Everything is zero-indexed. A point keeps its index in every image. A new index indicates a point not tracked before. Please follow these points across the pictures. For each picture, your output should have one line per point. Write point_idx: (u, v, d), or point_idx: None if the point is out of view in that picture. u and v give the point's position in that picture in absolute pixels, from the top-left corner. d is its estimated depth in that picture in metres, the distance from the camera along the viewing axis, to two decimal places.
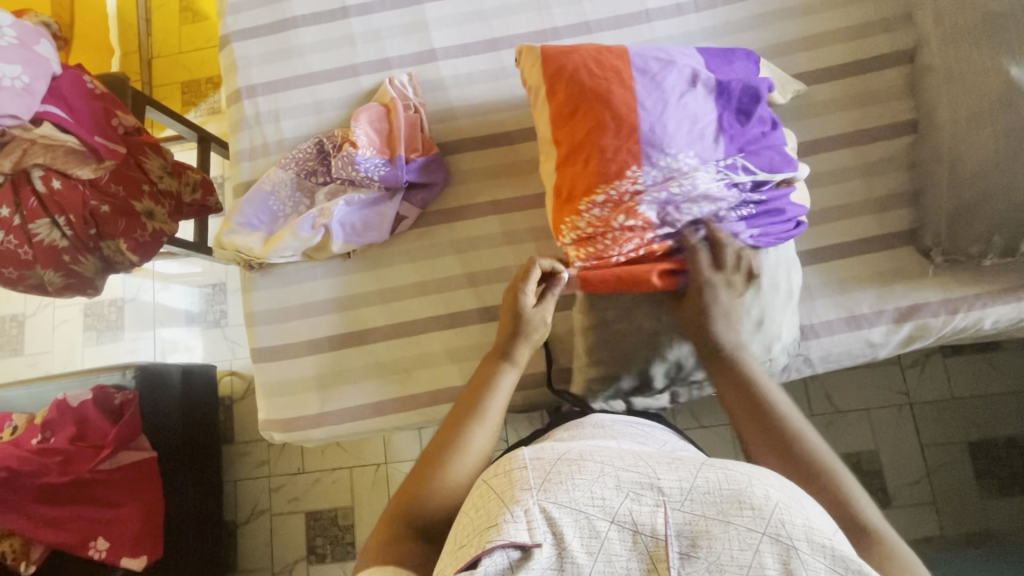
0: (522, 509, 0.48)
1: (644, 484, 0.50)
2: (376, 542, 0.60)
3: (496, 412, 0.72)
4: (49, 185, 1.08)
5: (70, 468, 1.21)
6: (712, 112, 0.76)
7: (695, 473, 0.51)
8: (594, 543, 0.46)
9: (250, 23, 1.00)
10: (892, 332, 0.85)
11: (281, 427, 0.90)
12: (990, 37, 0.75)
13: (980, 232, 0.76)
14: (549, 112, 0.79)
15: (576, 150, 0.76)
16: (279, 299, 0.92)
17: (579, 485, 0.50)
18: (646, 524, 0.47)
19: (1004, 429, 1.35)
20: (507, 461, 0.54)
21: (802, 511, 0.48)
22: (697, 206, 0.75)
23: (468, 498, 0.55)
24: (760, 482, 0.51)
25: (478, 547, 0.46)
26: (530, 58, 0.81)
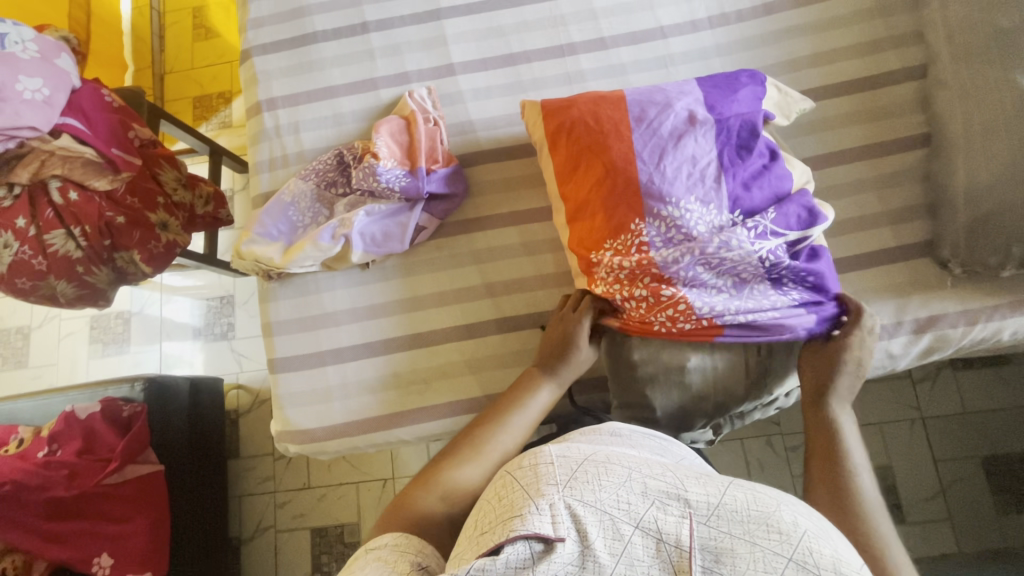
0: (546, 504, 0.49)
1: (671, 496, 0.50)
2: (396, 511, 0.63)
3: (526, 423, 0.76)
4: (66, 197, 1.09)
5: (75, 482, 1.19)
6: (713, 151, 0.76)
7: (723, 490, 0.51)
8: (616, 545, 0.47)
9: (271, 39, 1.02)
10: (911, 343, 0.85)
11: (296, 439, 0.89)
12: (1003, 53, 0.76)
13: (997, 244, 0.76)
14: (557, 170, 0.83)
15: (585, 208, 0.80)
16: (300, 308, 0.92)
17: (605, 486, 0.51)
18: (670, 534, 0.48)
19: (1019, 444, 1.34)
20: (533, 455, 0.56)
21: (831, 542, 0.49)
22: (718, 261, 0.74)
23: (491, 487, 0.56)
24: (789, 508, 0.51)
25: (502, 535, 0.47)
26: (532, 114, 0.85)
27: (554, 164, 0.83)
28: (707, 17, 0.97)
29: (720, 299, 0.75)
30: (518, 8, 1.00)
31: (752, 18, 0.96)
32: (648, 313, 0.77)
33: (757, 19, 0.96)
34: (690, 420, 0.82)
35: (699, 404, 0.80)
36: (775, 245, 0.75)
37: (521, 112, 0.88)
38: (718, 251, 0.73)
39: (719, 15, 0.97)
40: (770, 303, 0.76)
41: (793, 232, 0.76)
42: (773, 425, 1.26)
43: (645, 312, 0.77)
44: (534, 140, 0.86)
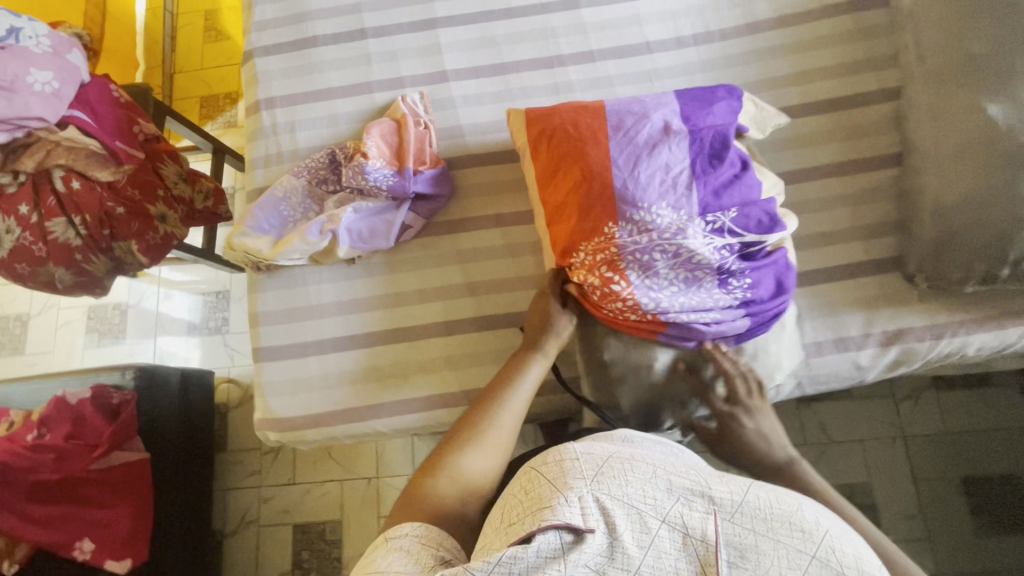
0: (575, 497, 0.51)
1: (696, 493, 0.52)
2: (409, 496, 0.65)
3: (522, 402, 0.78)
4: (68, 186, 1.12)
5: (61, 466, 1.21)
6: (685, 159, 0.79)
7: (746, 489, 0.54)
8: (644, 538, 0.50)
9: (273, 42, 1.06)
10: (878, 355, 0.88)
11: (278, 426, 0.91)
12: (970, 77, 0.79)
13: (961, 260, 0.79)
14: (537, 174, 0.86)
15: (562, 210, 0.82)
16: (284, 300, 0.95)
17: (632, 483, 0.53)
18: (696, 529, 0.50)
19: (999, 466, 1.35)
20: (556, 451, 0.57)
21: (850, 542, 0.51)
22: (682, 264, 0.77)
23: (514, 481, 0.58)
24: (810, 508, 0.53)
25: (532, 525, 0.49)
26: (517, 119, 0.88)
27: (535, 169, 0.86)
28: (693, 34, 1.00)
29: (678, 299, 0.78)
30: (511, 21, 1.03)
31: (735, 37, 0.99)
32: (600, 302, 0.81)
33: (740, 37, 0.99)
34: (658, 419, 0.85)
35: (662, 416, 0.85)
36: (732, 245, 0.79)
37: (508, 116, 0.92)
38: (682, 254, 0.76)
39: (704, 33, 1.00)
40: (727, 307, 0.79)
41: (751, 233, 0.79)
42: None
43: (598, 300, 0.81)
44: (518, 146, 0.90)
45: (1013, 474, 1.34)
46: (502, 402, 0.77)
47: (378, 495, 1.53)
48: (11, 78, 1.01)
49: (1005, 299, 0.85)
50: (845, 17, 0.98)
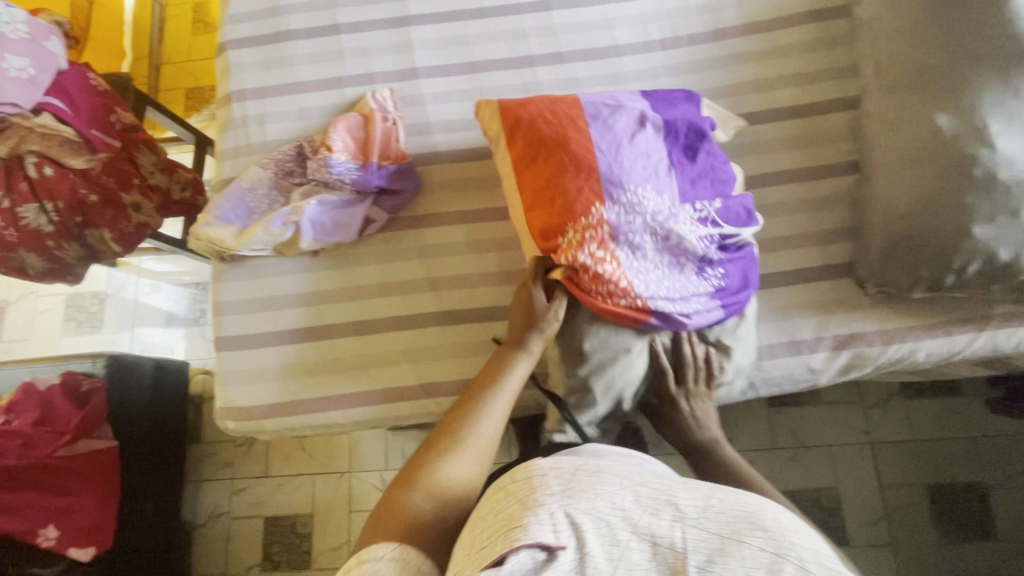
0: (546, 514, 0.50)
1: (661, 502, 0.53)
2: (386, 510, 0.62)
3: (505, 404, 0.75)
4: (41, 172, 1.12)
5: (28, 452, 1.21)
6: (663, 149, 0.83)
7: (708, 495, 0.55)
8: (614, 551, 0.48)
9: (247, 35, 1.07)
10: (831, 359, 0.89)
11: (237, 415, 0.92)
12: (922, 89, 0.81)
13: (909, 266, 0.81)
14: (513, 160, 0.84)
15: (545, 192, 0.81)
16: (247, 290, 0.95)
17: (601, 496, 0.53)
18: (664, 536, 0.49)
19: (963, 475, 1.37)
20: (525, 470, 0.58)
21: (809, 539, 0.52)
22: (667, 247, 0.79)
23: (485, 507, 0.56)
24: (768, 509, 0.54)
25: (503, 546, 0.47)
26: (488, 108, 0.89)
27: (511, 156, 0.85)
28: (661, 39, 1.02)
29: (665, 282, 0.79)
30: (482, 20, 1.04)
31: (703, 43, 1.01)
32: (590, 284, 0.78)
33: (707, 44, 1.01)
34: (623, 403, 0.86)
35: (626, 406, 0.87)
36: (711, 231, 0.82)
37: (477, 108, 0.93)
38: (667, 236, 0.79)
39: (672, 38, 1.02)
40: (707, 292, 0.82)
41: (728, 223, 0.84)
42: None
43: (588, 280, 0.78)
44: (489, 137, 0.89)
45: (977, 483, 1.36)
46: (484, 404, 0.74)
47: (349, 490, 1.53)
48: None
49: (952, 306, 0.87)
50: (810, 26, 0.99)
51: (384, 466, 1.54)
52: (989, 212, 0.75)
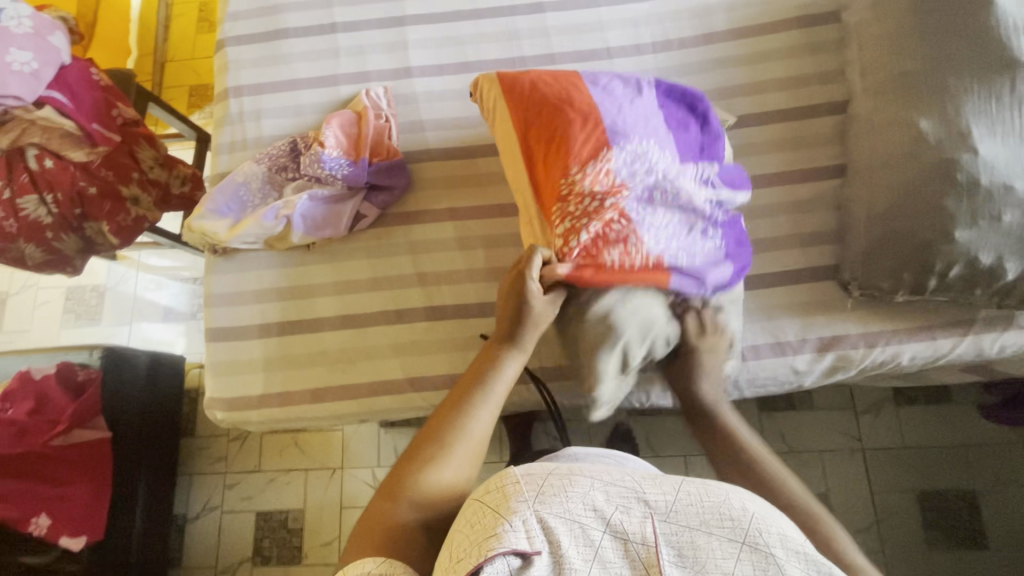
0: (520, 520, 0.49)
1: (632, 498, 0.52)
2: (372, 528, 0.61)
3: (492, 407, 0.74)
4: (42, 164, 1.14)
5: (22, 441, 1.24)
6: (664, 111, 0.83)
7: (678, 487, 0.54)
8: (588, 551, 0.49)
9: (245, 32, 1.08)
10: (815, 360, 0.89)
11: (225, 406, 0.93)
12: (905, 94, 0.81)
13: (889, 269, 0.82)
14: (514, 124, 0.83)
15: (549, 150, 0.79)
16: (236, 283, 0.97)
17: (573, 498, 0.52)
18: (636, 533, 0.50)
19: (954, 483, 1.36)
20: (498, 478, 0.55)
21: (775, 520, 0.52)
22: (672, 203, 0.78)
23: (460, 518, 0.54)
24: (737, 495, 0.54)
25: (478, 557, 0.47)
26: (487, 84, 0.87)
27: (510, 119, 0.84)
28: (653, 42, 1.03)
29: (673, 239, 0.78)
30: (477, 21, 1.06)
31: (693, 46, 1.02)
32: (600, 244, 0.77)
33: (697, 47, 1.02)
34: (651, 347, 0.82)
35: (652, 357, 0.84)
36: (714, 190, 0.82)
37: (479, 81, 0.90)
38: (673, 191, 0.78)
39: (663, 41, 1.03)
40: (712, 251, 0.81)
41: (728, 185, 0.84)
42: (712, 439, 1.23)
43: (599, 240, 0.77)
44: (489, 112, 0.87)
45: (968, 491, 1.36)
46: (471, 407, 0.73)
47: (340, 486, 1.54)
48: None
49: (935, 310, 0.87)
50: (800, 31, 1.00)
51: (376, 463, 1.54)
52: (969, 217, 0.75)
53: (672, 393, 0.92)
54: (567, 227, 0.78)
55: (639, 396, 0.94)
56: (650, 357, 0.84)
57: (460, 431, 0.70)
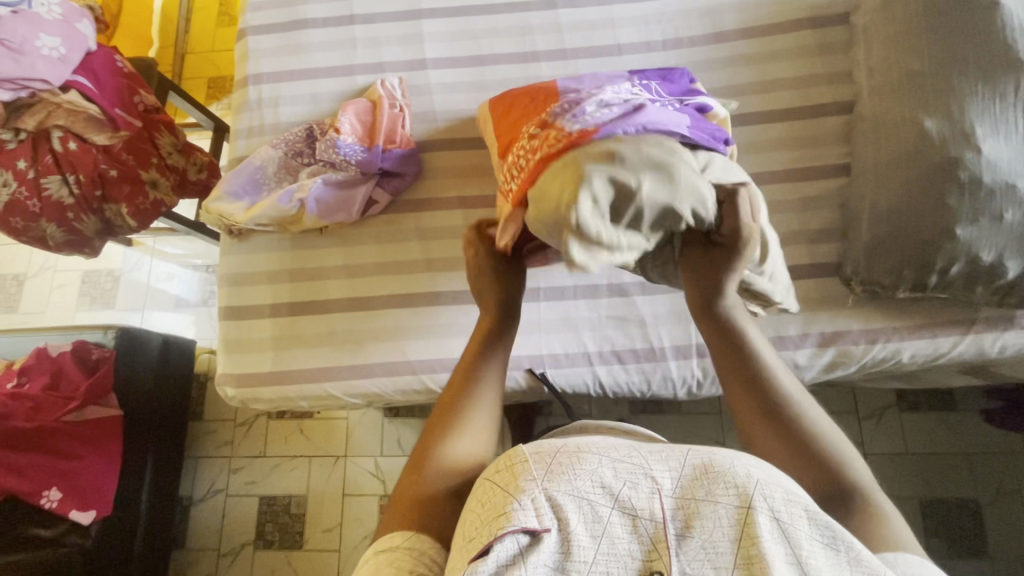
0: (528, 499, 0.49)
1: (639, 473, 0.51)
2: (404, 500, 0.60)
3: (501, 369, 0.73)
4: (65, 146, 1.18)
5: (36, 415, 1.25)
6: (625, 79, 0.85)
7: (684, 460, 0.53)
8: (597, 527, 0.48)
9: (266, 22, 1.11)
10: (816, 355, 0.90)
11: (237, 382, 0.96)
12: (910, 95, 0.83)
13: (892, 265, 0.83)
14: (495, 127, 0.90)
15: (515, 123, 0.84)
16: (250, 263, 1.00)
17: (581, 475, 0.51)
18: (644, 509, 0.49)
19: (956, 491, 1.36)
20: (507, 457, 0.55)
21: (781, 484, 0.51)
22: (614, 100, 0.71)
23: (471, 495, 0.55)
24: (744, 462, 0.52)
25: (489, 536, 0.47)
26: (482, 115, 0.96)
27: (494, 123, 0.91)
28: (663, 39, 1.05)
29: (614, 116, 0.67)
30: (491, 16, 1.08)
31: (703, 45, 1.04)
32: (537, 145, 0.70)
33: (707, 46, 1.04)
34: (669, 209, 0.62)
35: (675, 222, 0.63)
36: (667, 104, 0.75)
37: (478, 115, 0.98)
38: (614, 96, 0.73)
39: (674, 39, 1.05)
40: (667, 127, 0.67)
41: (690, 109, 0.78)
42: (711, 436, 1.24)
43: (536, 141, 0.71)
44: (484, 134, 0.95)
45: (970, 499, 1.35)
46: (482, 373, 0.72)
47: (344, 473, 1.55)
48: (21, 41, 1.06)
49: (936, 308, 0.88)
50: (809, 32, 1.02)
51: (379, 453, 1.56)
52: (971, 214, 0.76)
53: (676, 383, 0.94)
54: (515, 158, 0.75)
55: (641, 386, 0.95)
56: (670, 219, 0.62)
57: (474, 395, 0.69)
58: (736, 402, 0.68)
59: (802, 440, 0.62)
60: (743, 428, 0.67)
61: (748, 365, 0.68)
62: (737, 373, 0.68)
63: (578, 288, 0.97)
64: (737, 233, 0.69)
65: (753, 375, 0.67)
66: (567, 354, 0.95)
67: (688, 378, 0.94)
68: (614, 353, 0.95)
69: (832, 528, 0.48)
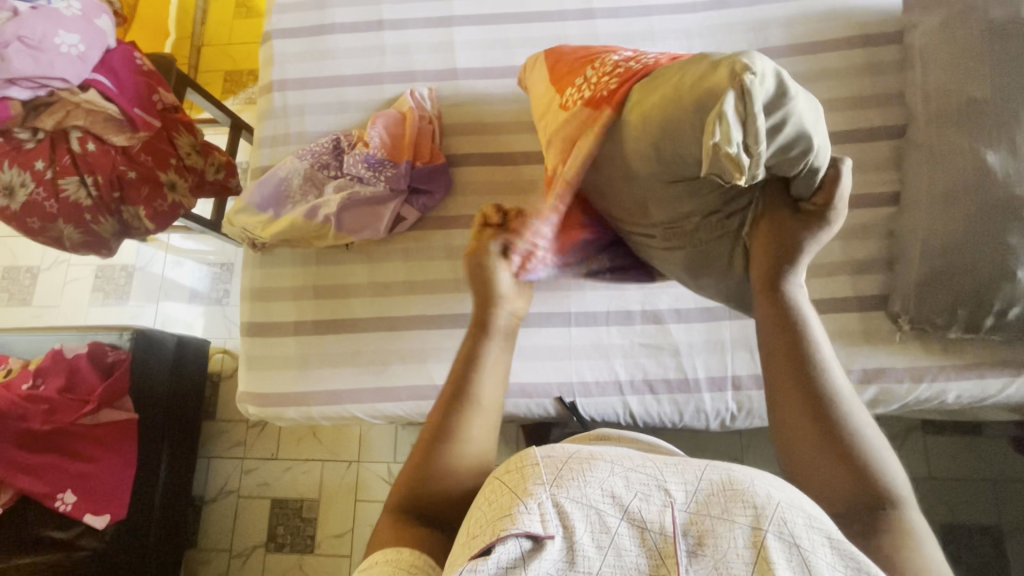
0: (535, 502, 0.44)
1: (652, 484, 0.46)
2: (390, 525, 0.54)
3: (489, 392, 0.63)
4: (84, 147, 1.13)
5: (53, 417, 1.23)
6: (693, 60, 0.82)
7: (701, 475, 0.46)
8: (604, 538, 0.43)
9: (292, 25, 1.07)
10: (857, 392, 0.87)
11: (259, 401, 0.94)
12: (971, 124, 0.78)
13: (945, 305, 0.79)
14: (541, 83, 0.83)
15: (564, 71, 0.78)
16: (273, 278, 0.97)
17: (590, 483, 0.45)
18: (655, 522, 0.43)
19: (981, 516, 1.27)
20: (517, 457, 0.49)
21: (803, 506, 0.45)
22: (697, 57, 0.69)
23: (479, 493, 0.49)
24: (763, 482, 0.46)
25: (491, 535, 0.43)
26: (530, 61, 0.90)
27: (540, 76, 0.85)
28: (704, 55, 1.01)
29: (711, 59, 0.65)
30: (524, 25, 1.04)
31: None
32: (622, 72, 0.66)
33: None
34: (797, 147, 0.50)
35: (794, 160, 0.52)
36: None
37: (527, 63, 0.92)
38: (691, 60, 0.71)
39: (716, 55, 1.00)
40: None
41: None
42: (735, 461, 1.21)
43: (621, 70, 0.66)
44: (528, 82, 0.90)
45: (993, 527, 1.26)
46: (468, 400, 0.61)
47: (357, 479, 1.54)
48: (40, 38, 1.03)
49: (985, 348, 0.85)
50: (859, 50, 0.97)
51: (392, 459, 1.54)
52: None
53: (711, 414, 0.91)
54: (585, 91, 0.69)
55: (672, 416, 0.92)
56: (797, 150, 0.50)
57: (464, 423, 0.59)
58: (785, 411, 0.57)
59: (847, 450, 0.53)
60: (782, 435, 0.57)
61: (806, 360, 0.57)
62: (790, 369, 0.57)
63: (610, 314, 0.94)
64: (826, 207, 0.58)
65: (808, 372, 0.57)
66: (597, 382, 0.92)
67: (722, 411, 0.91)
68: (646, 382, 0.92)
69: (856, 559, 0.42)
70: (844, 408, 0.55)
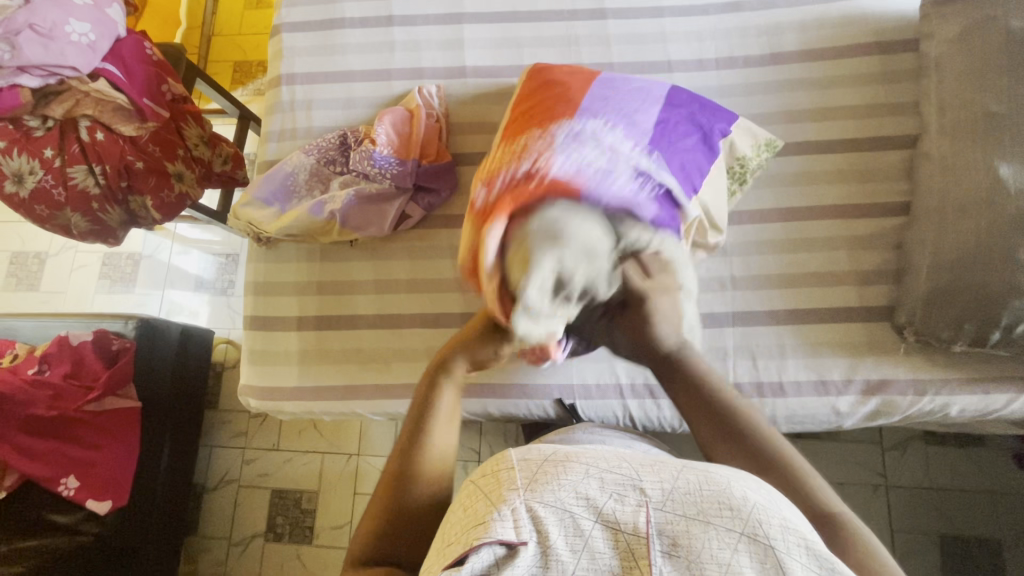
0: (509, 509, 0.45)
1: (626, 484, 0.46)
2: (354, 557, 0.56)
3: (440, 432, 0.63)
4: (93, 136, 1.12)
5: (56, 403, 1.22)
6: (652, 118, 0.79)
7: (677, 475, 0.47)
8: (578, 541, 0.43)
9: (302, 18, 1.07)
10: (858, 404, 0.87)
11: (261, 394, 0.94)
12: (987, 136, 0.77)
13: (952, 318, 0.78)
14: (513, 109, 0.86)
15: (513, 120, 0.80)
16: (277, 273, 0.98)
17: (565, 486, 0.46)
18: (628, 523, 0.44)
19: (981, 529, 1.26)
20: (495, 461, 0.51)
21: (778, 508, 0.45)
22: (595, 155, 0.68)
23: (455, 499, 0.51)
24: (739, 484, 0.46)
25: (464, 545, 0.43)
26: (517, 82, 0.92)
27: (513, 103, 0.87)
28: (716, 58, 1.00)
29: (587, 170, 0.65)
30: (535, 23, 1.03)
31: (759, 65, 0.98)
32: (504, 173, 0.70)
33: (764, 67, 0.98)
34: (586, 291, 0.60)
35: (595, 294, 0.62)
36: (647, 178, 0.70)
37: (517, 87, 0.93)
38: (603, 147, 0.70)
39: (728, 58, 0.99)
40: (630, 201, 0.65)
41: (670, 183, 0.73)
42: None
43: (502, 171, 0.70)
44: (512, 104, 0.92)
45: (992, 539, 1.25)
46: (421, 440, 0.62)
47: (356, 472, 1.54)
48: (51, 26, 1.03)
49: (989, 363, 0.84)
50: (874, 57, 0.96)
51: None
52: None
53: None
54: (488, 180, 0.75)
55: (673, 421, 0.92)
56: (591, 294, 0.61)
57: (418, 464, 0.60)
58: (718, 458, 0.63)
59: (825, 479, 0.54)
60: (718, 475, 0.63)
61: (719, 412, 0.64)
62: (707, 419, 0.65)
63: None
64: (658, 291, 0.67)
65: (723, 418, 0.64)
66: (598, 385, 0.92)
67: None
68: (647, 386, 0.92)
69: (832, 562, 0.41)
70: (756, 425, 0.63)
